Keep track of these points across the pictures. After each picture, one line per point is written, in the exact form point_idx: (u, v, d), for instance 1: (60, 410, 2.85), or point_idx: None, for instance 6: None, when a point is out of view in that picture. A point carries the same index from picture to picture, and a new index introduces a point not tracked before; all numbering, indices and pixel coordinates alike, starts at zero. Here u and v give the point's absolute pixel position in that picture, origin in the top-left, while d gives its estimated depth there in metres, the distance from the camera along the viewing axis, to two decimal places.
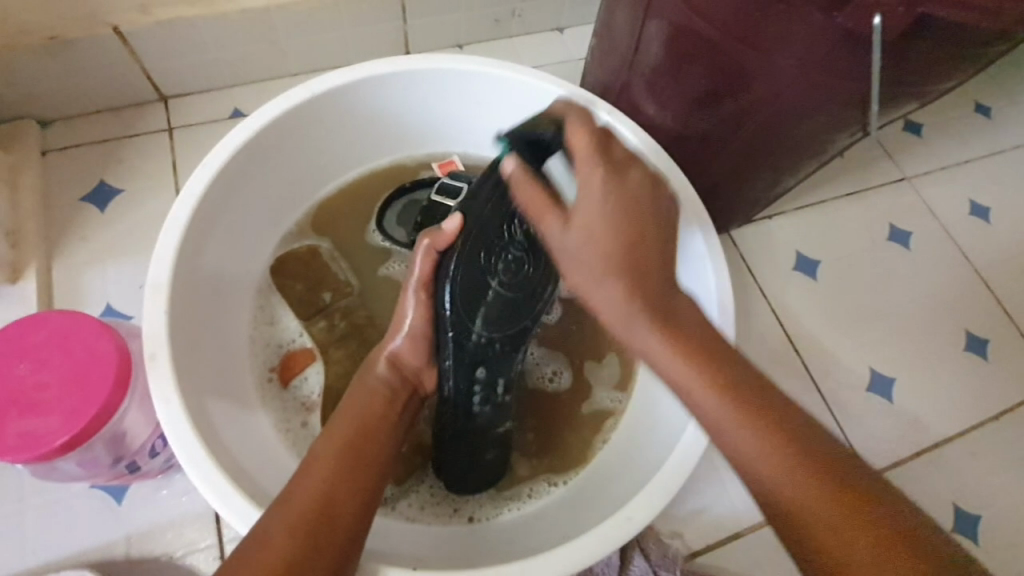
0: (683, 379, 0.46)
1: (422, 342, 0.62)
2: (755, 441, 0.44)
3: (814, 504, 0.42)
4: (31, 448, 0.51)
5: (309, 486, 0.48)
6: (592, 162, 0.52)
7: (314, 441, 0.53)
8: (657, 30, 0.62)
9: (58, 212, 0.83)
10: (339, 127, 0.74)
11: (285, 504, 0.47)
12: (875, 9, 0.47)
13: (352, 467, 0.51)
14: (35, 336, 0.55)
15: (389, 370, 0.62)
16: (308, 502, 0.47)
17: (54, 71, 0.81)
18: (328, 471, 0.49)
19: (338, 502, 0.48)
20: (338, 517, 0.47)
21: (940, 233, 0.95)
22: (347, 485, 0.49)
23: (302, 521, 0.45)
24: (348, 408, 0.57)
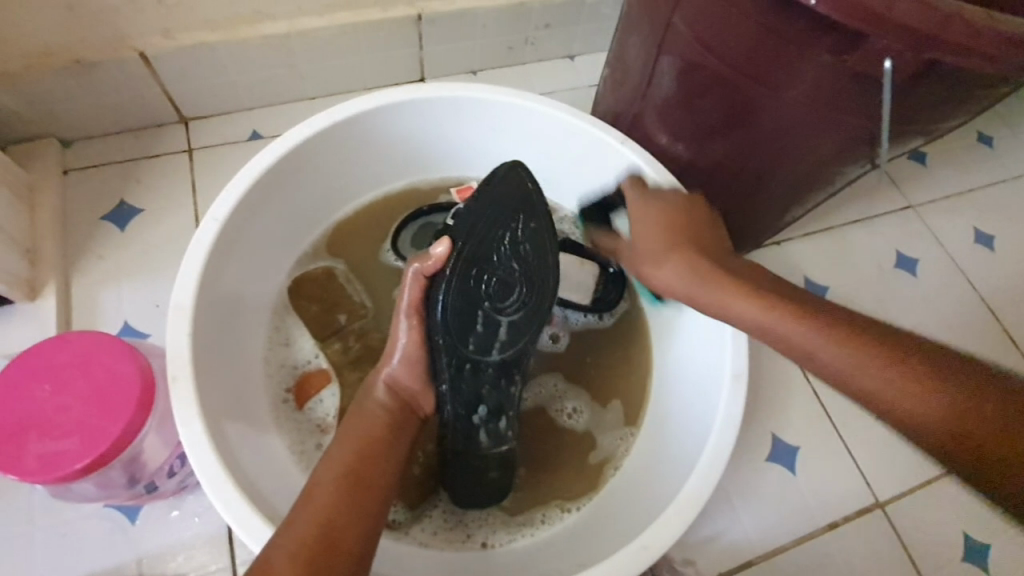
0: (846, 366, 0.49)
1: (413, 362, 0.61)
2: (880, 379, 0.48)
3: (937, 394, 0.46)
4: (49, 470, 0.52)
5: (311, 512, 0.48)
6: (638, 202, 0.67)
7: (316, 467, 0.53)
8: (669, 65, 0.63)
9: (77, 230, 0.84)
10: (358, 152, 0.75)
11: (291, 530, 0.47)
12: (885, 53, 0.48)
13: (353, 491, 0.50)
14: (58, 357, 0.56)
15: (382, 391, 0.60)
16: (314, 529, 0.47)
17: (79, 92, 0.83)
18: (331, 497, 0.49)
19: (340, 529, 0.48)
20: (343, 541, 0.47)
21: (945, 260, 0.97)
22: (348, 514, 0.49)
23: (304, 554, 0.46)
24: (347, 432, 0.56)
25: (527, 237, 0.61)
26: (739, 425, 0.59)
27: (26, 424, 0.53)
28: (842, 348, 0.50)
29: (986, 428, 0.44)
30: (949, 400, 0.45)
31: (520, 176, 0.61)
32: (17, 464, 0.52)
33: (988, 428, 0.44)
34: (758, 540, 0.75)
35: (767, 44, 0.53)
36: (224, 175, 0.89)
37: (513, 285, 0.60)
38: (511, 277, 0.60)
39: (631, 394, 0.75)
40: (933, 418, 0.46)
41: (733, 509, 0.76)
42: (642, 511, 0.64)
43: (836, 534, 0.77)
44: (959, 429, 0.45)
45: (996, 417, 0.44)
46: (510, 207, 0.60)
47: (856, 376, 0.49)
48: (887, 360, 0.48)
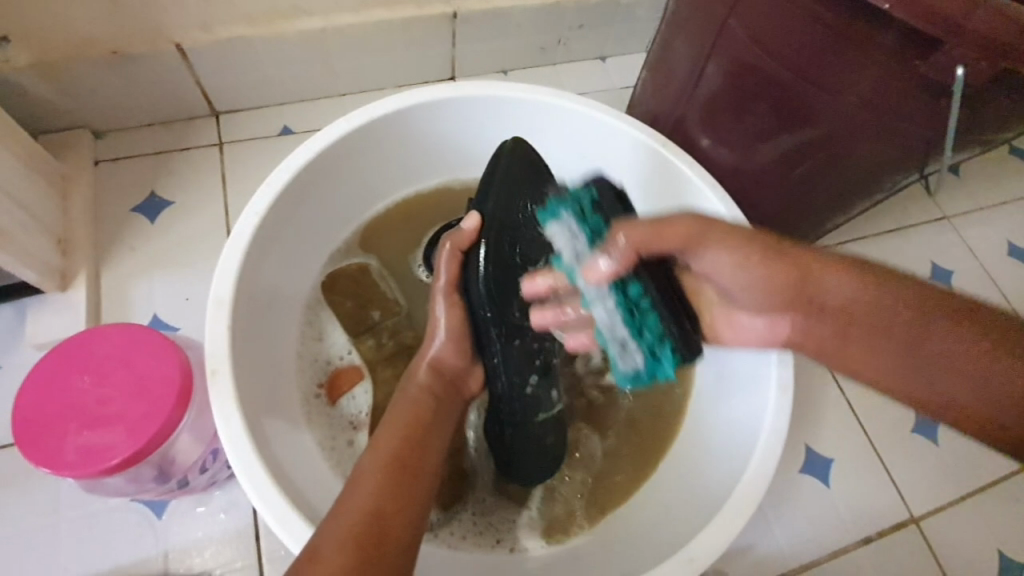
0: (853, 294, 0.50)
1: (454, 338, 0.61)
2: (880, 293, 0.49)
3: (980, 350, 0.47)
4: (89, 464, 0.51)
5: (356, 498, 0.47)
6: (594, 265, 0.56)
7: (360, 456, 0.51)
8: (721, 69, 0.63)
9: (108, 221, 0.83)
10: (394, 150, 0.75)
11: (337, 518, 0.46)
12: (959, 61, 0.48)
13: (399, 476, 0.49)
14: (98, 349, 0.56)
15: (423, 372, 0.60)
16: (359, 516, 0.46)
17: (113, 83, 0.82)
18: (380, 484, 0.48)
19: (391, 516, 0.47)
20: (390, 523, 0.46)
21: (980, 272, 0.94)
22: (398, 499, 0.48)
23: (351, 542, 0.44)
24: (391, 419, 0.54)
25: None
26: (784, 440, 0.58)
27: (66, 416, 0.53)
28: (875, 313, 0.49)
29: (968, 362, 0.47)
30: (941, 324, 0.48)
31: (527, 152, 0.64)
32: (57, 456, 0.52)
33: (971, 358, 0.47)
34: (791, 553, 0.74)
35: (831, 46, 0.53)
36: (255, 169, 0.89)
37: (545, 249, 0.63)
38: (541, 244, 0.63)
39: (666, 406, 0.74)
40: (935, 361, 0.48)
41: (766, 520, 0.75)
42: (681, 520, 0.63)
43: (871, 549, 0.76)
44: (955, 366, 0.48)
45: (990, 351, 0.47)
46: (532, 180, 0.63)
47: (925, 347, 0.49)
48: (953, 327, 0.47)
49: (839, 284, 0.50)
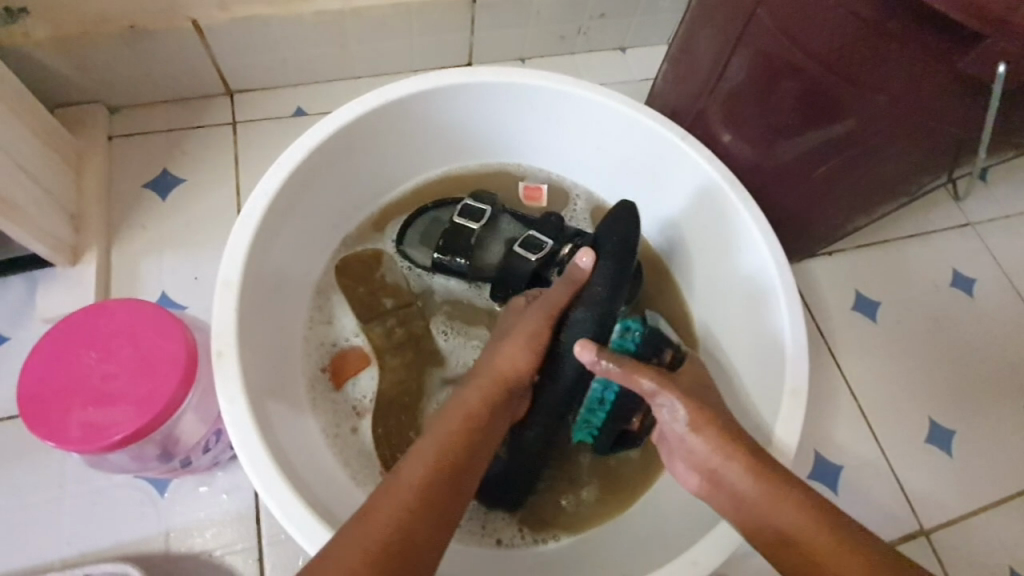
0: (715, 457, 0.52)
1: (526, 349, 0.60)
2: (718, 440, 0.52)
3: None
4: (92, 440, 0.51)
5: (388, 509, 0.45)
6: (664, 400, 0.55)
7: (404, 458, 0.50)
8: (746, 61, 0.61)
9: (120, 198, 0.83)
10: (408, 135, 0.74)
11: (367, 522, 0.44)
12: (999, 56, 0.45)
13: (436, 493, 0.47)
14: (104, 325, 0.55)
15: (486, 377, 0.57)
16: (387, 531, 0.44)
17: (128, 60, 0.82)
18: (418, 494, 0.47)
19: (422, 529, 0.45)
20: (422, 547, 0.44)
21: (1004, 282, 0.91)
22: (430, 516, 0.46)
23: (381, 558, 0.42)
24: (440, 424, 0.52)
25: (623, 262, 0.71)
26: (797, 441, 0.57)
27: (72, 392, 0.53)
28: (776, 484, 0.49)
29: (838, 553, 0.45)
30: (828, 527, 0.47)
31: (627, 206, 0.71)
32: (60, 431, 0.51)
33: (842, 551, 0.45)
34: None
35: (865, 38, 0.51)
36: (266, 150, 0.88)
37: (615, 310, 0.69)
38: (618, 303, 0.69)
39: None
40: (789, 514, 0.48)
41: None
42: (686, 522, 0.62)
43: None
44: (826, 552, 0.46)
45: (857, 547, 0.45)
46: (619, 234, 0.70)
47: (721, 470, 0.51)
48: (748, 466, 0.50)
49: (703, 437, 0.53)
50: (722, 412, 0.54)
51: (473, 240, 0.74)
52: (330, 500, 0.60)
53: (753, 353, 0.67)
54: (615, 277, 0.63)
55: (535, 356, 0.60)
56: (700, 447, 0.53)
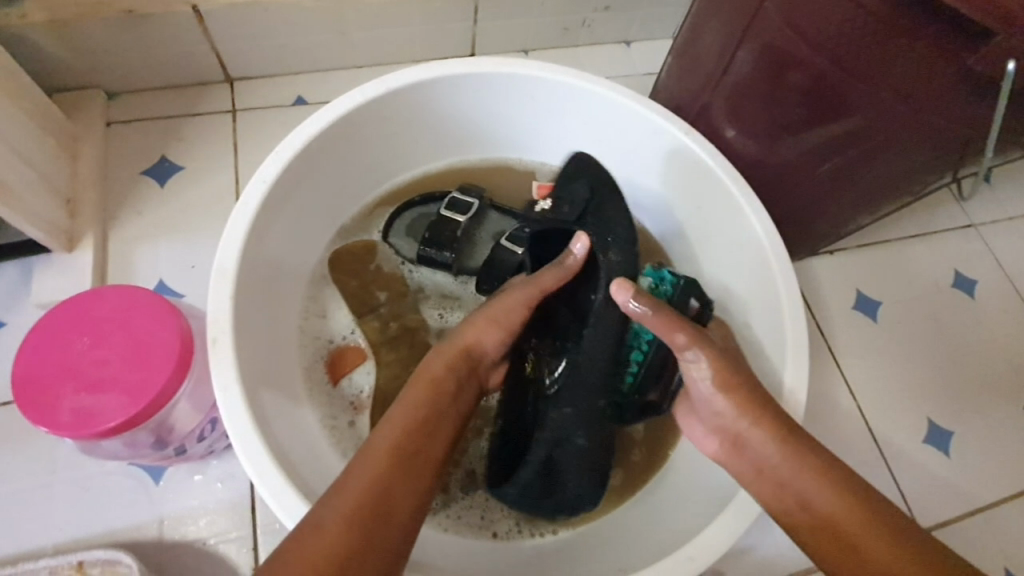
0: (737, 417, 0.52)
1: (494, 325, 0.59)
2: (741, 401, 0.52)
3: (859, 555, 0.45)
4: (84, 426, 0.51)
5: (360, 484, 0.45)
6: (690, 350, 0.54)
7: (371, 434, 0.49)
8: (752, 55, 0.60)
9: (117, 184, 0.83)
10: (408, 125, 0.73)
11: (341, 494, 0.44)
12: (1011, 55, 0.46)
13: (409, 463, 0.47)
14: (98, 311, 0.55)
15: (452, 350, 0.57)
16: (360, 504, 0.43)
17: (127, 44, 0.81)
18: (389, 467, 0.46)
19: (396, 500, 0.45)
20: (395, 510, 0.44)
21: (1006, 283, 0.91)
22: (405, 488, 0.46)
23: (355, 523, 0.42)
24: (407, 397, 0.52)
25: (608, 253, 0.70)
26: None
27: (64, 377, 0.52)
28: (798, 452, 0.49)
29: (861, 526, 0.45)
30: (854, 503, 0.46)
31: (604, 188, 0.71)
32: (53, 417, 0.51)
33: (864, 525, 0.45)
34: (790, 558, 0.72)
35: (874, 34, 0.50)
36: (266, 138, 0.87)
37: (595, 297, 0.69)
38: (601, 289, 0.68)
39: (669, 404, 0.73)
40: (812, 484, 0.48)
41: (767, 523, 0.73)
42: (684, 518, 0.61)
43: None
44: (848, 522, 0.46)
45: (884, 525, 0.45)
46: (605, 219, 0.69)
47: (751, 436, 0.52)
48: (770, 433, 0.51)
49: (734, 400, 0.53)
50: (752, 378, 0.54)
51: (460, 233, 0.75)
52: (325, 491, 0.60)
53: (751, 348, 0.67)
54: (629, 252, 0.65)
55: (509, 328, 0.60)
56: (724, 406, 0.53)
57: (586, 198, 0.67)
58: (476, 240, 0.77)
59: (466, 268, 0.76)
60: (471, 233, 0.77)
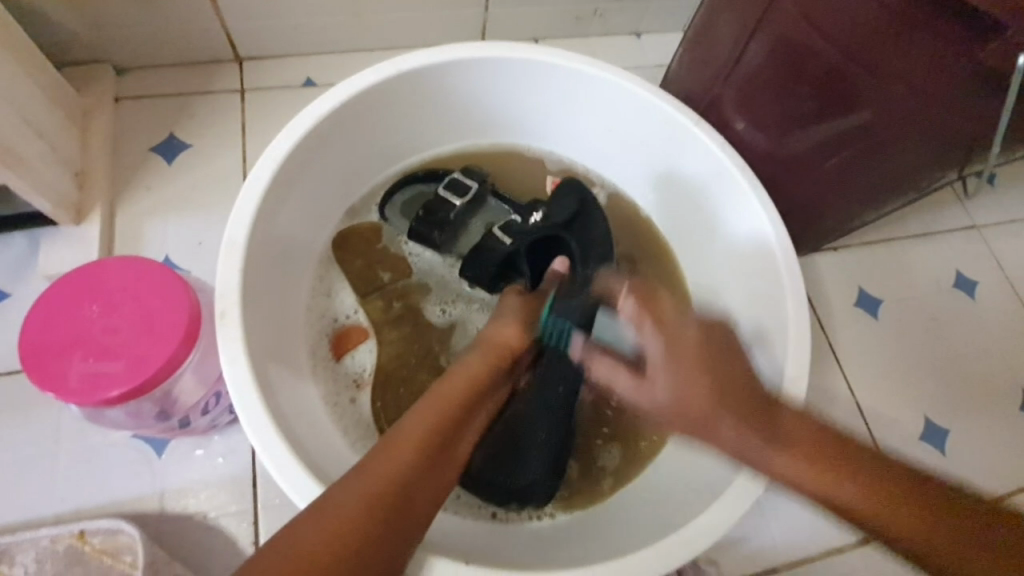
0: (746, 448, 0.50)
1: (523, 324, 0.63)
2: (735, 424, 0.50)
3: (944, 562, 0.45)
4: (92, 393, 0.51)
5: (388, 468, 0.47)
6: (643, 322, 0.53)
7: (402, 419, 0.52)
8: (765, 45, 0.60)
9: (126, 159, 0.83)
10: (419, 108, 0.73)
11: (366, 474, 0.46)
12: (1021, 49, 0.46)
13: (432, 458, 0.49)
14: (107, 280, 0.55)
15: (489, 347, 0.61)
16: (383, 489, 0.45)
17: (140, 19, 0.81)
18: (416, 458, 0.48)
19: (416, 491, 0.47)
20: (414, 503, 0.46)
21: (1007, 286, 0.91)
22: (425, 482, 0.48)
23: (376, 505, 0.44)
24: (441, 393, 0.55)
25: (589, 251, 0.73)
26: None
27: (72, 344, 0.53)
28: (801, 429, 0.50)
29: (851, 491, 0.47)
30: (855, 488, 0.47)
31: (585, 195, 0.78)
32: (60, 382, 0.51)
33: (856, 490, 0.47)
34: (785, 549, 0.73)
35: (888, 26, 0.50)
36: (275, 119, 0.87)
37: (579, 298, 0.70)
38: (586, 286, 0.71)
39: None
40: (812, 489, 0.48)
41: (764, 514, 0.74)
42: (682, 504, 0.62)
43: (868, 553, 0.74)
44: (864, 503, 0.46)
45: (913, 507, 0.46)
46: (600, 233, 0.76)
47: (757, 461, 0.50)
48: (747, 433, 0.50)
49: (721, 438, 0.50)
50: (751, 403, 0.51)
51: (454, 215, 0.75)
52: (327, 466, 0.60)
53: (749, 339, 0.67)
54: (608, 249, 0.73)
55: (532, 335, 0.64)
56: (693, 398, 0.51)
57: (574, 210, 0.74)
58: (469, 226, 0.78)
59: (455, 250, 0.77)
60: (465, 217, 0.77)
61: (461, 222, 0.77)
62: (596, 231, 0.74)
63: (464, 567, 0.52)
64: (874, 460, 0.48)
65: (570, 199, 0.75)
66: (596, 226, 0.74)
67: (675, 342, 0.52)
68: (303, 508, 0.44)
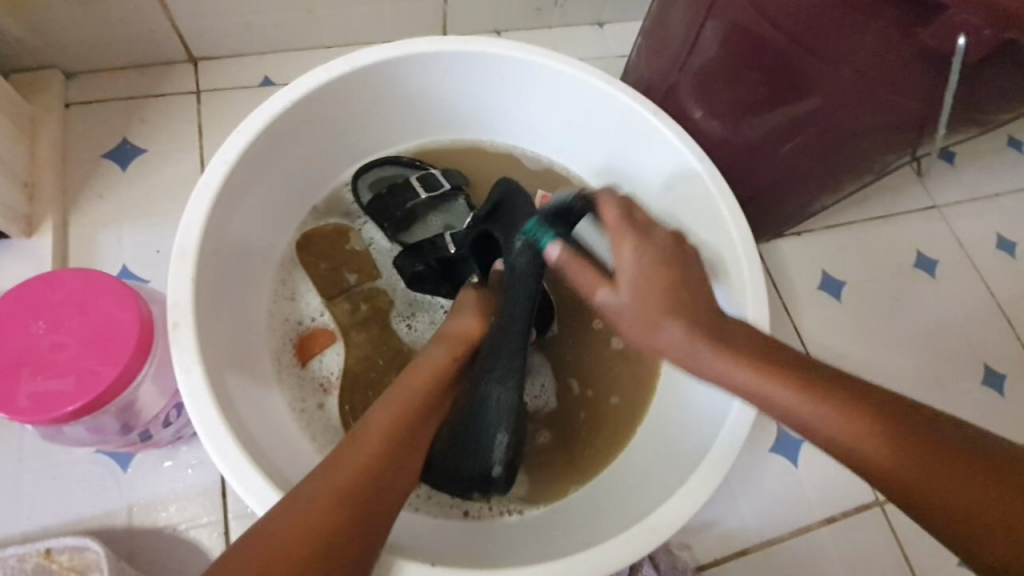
0: (756, 389, 0.45)
1: (483, 314, 0.63)
2: (785, 393, 0.44)
3: (924, 500, 0.41)
4: (41, 411, 0.50)
5: (362, 456, 0.48)
6: (620, 234, 0.51)
7: (371, 409, 0.52)
8: (716, 33, 0.60)
9: (78, 167, 0.80)
10: (375, 105, 0.72)
11: (334, 469, 0.46)
12: (961, 29, 0.47)
13: (401, 444, 0.50)
14: (53, 295, 0.54)
15: (448, 341, 0.61)
16: (358, 477, 0.46)
17: (83, 21, 0.78)
18: (383, 444, 0.49)
19: (387, 478, 0.48)
20: (386, 492, 0.47)
21: (966, 263, 0.93)
22: (394, 469, 0.49)
23: (342, 501, 0.44)
24: (408, 381, 0.56)
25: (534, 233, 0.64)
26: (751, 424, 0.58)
27: (18, 363, 0.51)
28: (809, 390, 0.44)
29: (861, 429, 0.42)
30: (824, 393, 0.43)
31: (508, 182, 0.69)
32: (8, 402, 0.50)
33: (861, 424, 0.42)
34: (757, 530, 0.74)
35: (832, 12, 0.51)
36: (232, 121, 0.85)
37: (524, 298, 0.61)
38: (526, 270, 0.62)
39: (638, 388, 0.73)
40: (832, 432, 0.43)
41: (735, 497, 0.75)
42: (649, 493, 0.63)
43: (833, 529, 0.76)
44: (860, 448, 0.42)
45: (882, 424, 0.42)
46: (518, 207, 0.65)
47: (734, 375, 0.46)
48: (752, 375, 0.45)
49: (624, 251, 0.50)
50: (676, 287, 0.48)
51: (412, 205, 0.75)
52: (294, 475, 0.60)
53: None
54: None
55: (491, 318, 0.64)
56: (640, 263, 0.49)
57: (496, 205, 0.67)
58: (426, 220, 0.78)
59: (402, 237, 0.76)
60: (424, 211, 0.76)
61: (420, 213, 0.76)
62: (522, 214, 0.64)
63: (433, 568, 0.52)
64: (882, 395, 0.43)
65: (499, 191, 0.68)
66: (522, 216, 0.64)
67: (643, 243, 0.51)
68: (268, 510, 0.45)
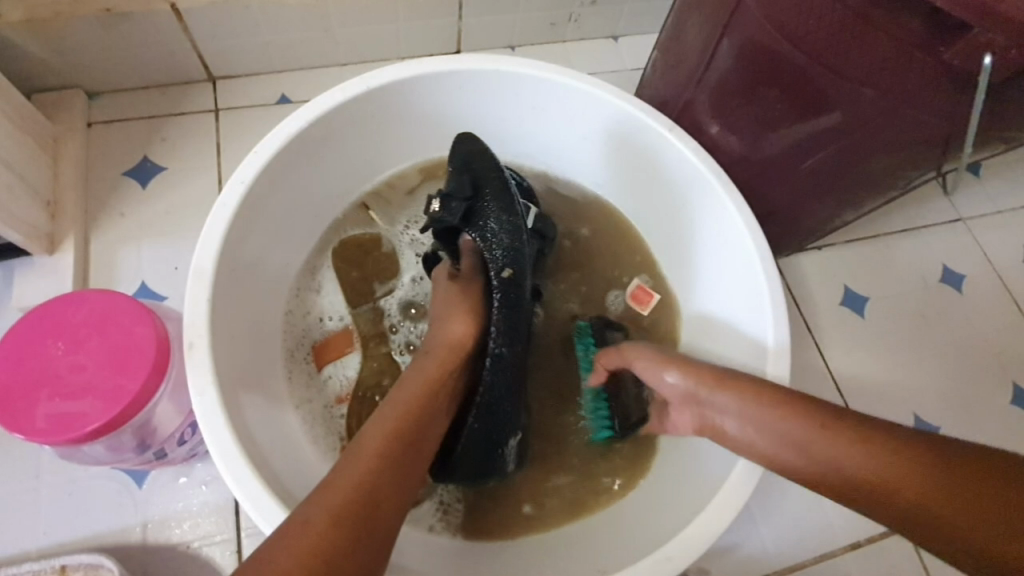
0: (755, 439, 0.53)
1: (473, 318, 0.63)
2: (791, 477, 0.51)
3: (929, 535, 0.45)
4: (59, 432, 0.51)
5: (355, 474, 0.47)
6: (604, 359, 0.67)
7: (365, 425, 0.52)
8: (733, 49, 0.59)
9: (100, 185, 0.82)
10: (389, 124, 0.72)
11: (327, 491, 0.46)
12: (986, 48, 0.45)
13: (396, 457, 0.50)
14: (73, 315, 0.55)
15: (439, 349, 0.61)
16: (353, 496, 0.46)
17: (107, 43, 0.80)
18: (375, 461, 0.49)
19: (381, 495, 0.47)
20: (383, 510, 0.46)
21: (993, 278, 0.90)
22: (390, 486, 0.48)
23: (344, 513, 0.44)
24: (402, 393, 0.56)
25: (507, 231, 0.63)
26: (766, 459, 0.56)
27: (37, 383, 0.52)
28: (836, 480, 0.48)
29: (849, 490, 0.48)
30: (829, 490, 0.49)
31: (480, 153, 0.66)
32: (27, 423, 0.51)
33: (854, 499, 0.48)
34: (777, 556, 0.72)
35: (849, 30, 0.50)
36: (249, 139, 0.87)
37: (512, 311, 0.63)
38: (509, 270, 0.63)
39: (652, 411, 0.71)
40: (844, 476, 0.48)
41: (753, 521, 0.73)
42: (667, 521, 0.62)
43: (857, 555, 0.73)
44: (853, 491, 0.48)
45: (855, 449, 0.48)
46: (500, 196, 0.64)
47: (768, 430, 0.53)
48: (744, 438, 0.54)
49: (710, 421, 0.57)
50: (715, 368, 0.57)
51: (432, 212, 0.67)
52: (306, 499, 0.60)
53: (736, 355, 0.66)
54: (517, 253, 0.63)
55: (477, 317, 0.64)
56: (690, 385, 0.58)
57: (469, 196, 0.64)
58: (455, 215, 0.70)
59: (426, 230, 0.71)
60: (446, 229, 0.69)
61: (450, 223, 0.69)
62: (501, 208, 0.64)
63: None
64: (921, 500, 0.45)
65: (466, 173, 0.65)
66: (498, 214, 0.63)
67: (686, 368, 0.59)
68: (266, 537, 0.44)
